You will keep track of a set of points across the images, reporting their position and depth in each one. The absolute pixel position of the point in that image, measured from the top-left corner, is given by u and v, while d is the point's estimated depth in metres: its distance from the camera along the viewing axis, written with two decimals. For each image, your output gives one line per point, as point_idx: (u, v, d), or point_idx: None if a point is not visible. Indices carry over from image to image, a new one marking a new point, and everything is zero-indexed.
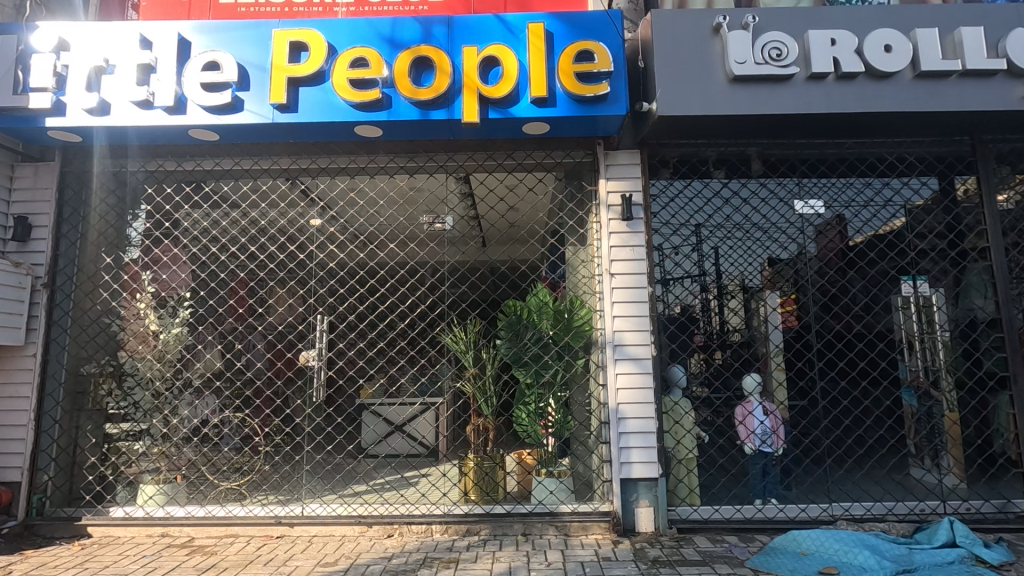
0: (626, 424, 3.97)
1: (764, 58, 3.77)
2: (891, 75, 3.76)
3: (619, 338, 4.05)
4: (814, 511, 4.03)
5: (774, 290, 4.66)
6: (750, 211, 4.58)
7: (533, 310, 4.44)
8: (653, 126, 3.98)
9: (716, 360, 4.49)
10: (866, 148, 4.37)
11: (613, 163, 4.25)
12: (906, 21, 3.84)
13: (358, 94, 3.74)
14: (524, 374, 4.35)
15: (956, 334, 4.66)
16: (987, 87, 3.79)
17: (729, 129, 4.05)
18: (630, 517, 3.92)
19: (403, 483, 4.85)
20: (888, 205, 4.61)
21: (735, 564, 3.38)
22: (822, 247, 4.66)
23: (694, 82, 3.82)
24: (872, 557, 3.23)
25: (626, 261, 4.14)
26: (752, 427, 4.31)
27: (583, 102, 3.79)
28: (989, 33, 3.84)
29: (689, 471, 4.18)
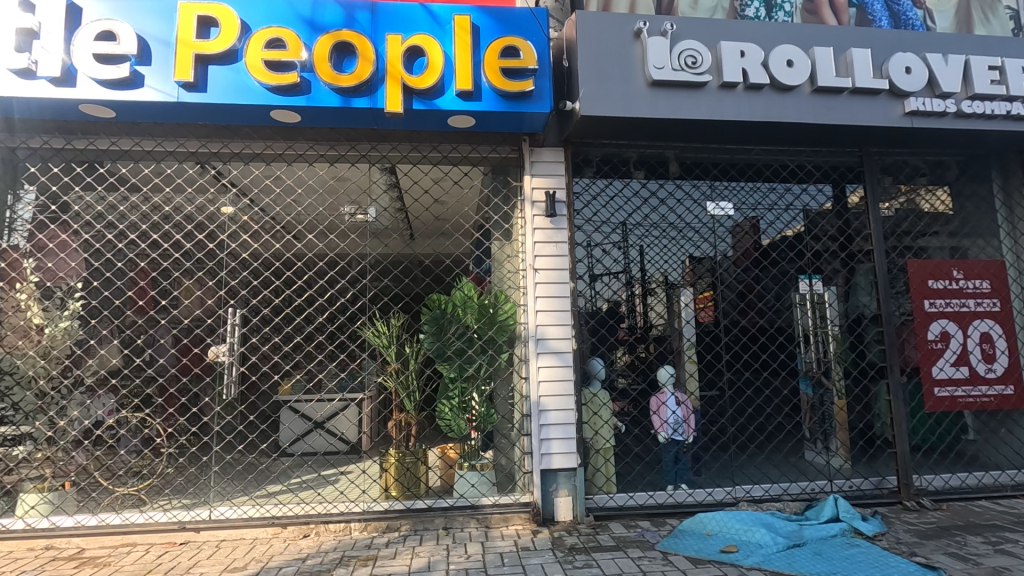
0: (547, 416, 4.05)
1: (680, 65, 3.95)
2: (793, 88, 4.05)
3: (541, 333, 4.13)
4: (719, 494, 4.29)
5: (690, 286, 4.90)
6: (667, 211, 4.79)
7: (458, 305, 4.45)
8: (577, 125, 4.06)
9: (639, 354, 4.74)
10: (772, 155, 4.69)
11: (538, 160, 4.32)
12: (806, 39, 4.15)
13: (274, 76, 3.57)
14: (448, 369, 4.35)
15: (844, 327, 5.17)
16: (872, 104, 4.17)
17: (649, 131, 4.21)
18: (550, 507, 4.02)
19: (321, 482, 4.70)
20: (790, 209, 4.97)
21: (646, 547, 3.54)
22: (735, 244, 4.96)
23: (616, 84, 3.94)
24: (767, 534, 3.51)
25: (550, 257, 4.21)
26: (665, 417, 4.52)
27: (509, 98, 3.81)
28: (877, 54, 4.22)
29: (606, 460, 4.36)
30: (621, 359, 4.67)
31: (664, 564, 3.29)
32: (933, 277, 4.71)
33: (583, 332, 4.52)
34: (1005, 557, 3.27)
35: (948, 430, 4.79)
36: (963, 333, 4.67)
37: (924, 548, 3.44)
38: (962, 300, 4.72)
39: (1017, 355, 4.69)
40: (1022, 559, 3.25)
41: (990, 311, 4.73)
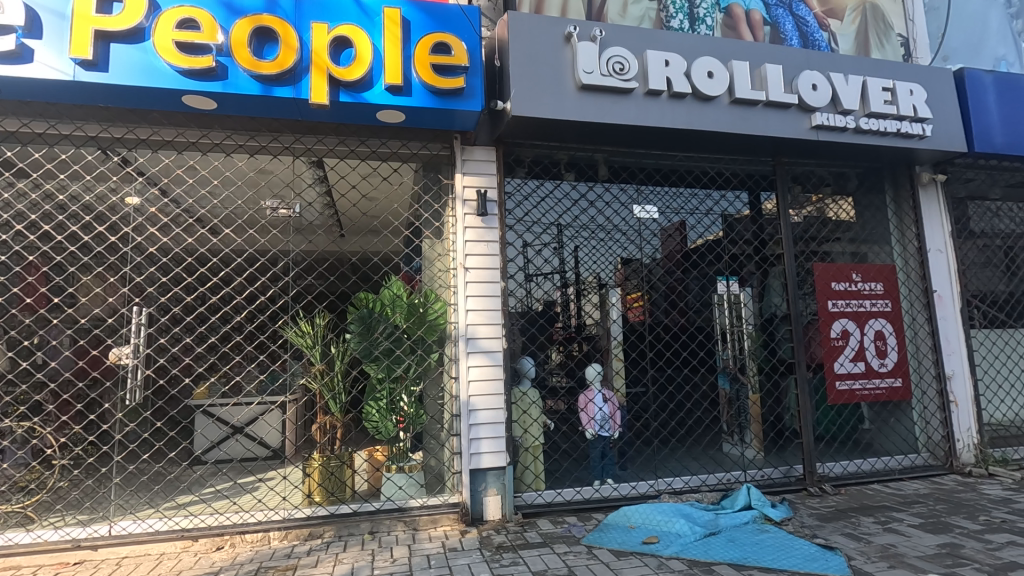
0: (477, 416, 4.04)
1: (608, 71, 4.06)
2: (712, 98, 4.26)
3: (472, 332, 4.11)
4: (643, 487, 4.45)
5: (620, 286, 5.03)
6: (596, 213, 4.91)
7: (386, 304, 4.37)
8: (508, 125, 4.07)
9: (575, 352, 4.85)
10: (693, 162, 4.92)
11: (469, 158, 4.31)
12: (725, 52, 4.38)
13: (186, 59, 3.34)
14: (375, 370, 4.25)
15: (758, 326, 5.49)
16: (784, 116, 4.46)
17: (579, 134, 4.30)
18: (478, 507, 4.00)
19: (238, 490, 4.45)
20: (710, 214, 5.23)
21: (572, 542, 3.60)
22: (666, 248, 5.15)
23: (547, 86, 3.99)
24: (686, 524, 3.69)
25: (481, 256, 4.20)
26: (593, 413, 4.67)
27: (440, 94, 3.76)
28: (788, 70, 4.51)
29: (535, 458, 4.40)
30: (551, 358, 4.72)
31: (588, 558, 3.36)
32: (836, 279, 5.11)
33: (520, 330, 4.56)
34: (892, 535, 3.59)
35: (847, 420, 5.15)
36: (860, 331, 5.09)
37: (824, 530, 3.72)
38: (859, 300, 5.13)
39: (904, 351, 5.18)
40: (906, 536, 3.58)
41: (883, 310, 5.18)
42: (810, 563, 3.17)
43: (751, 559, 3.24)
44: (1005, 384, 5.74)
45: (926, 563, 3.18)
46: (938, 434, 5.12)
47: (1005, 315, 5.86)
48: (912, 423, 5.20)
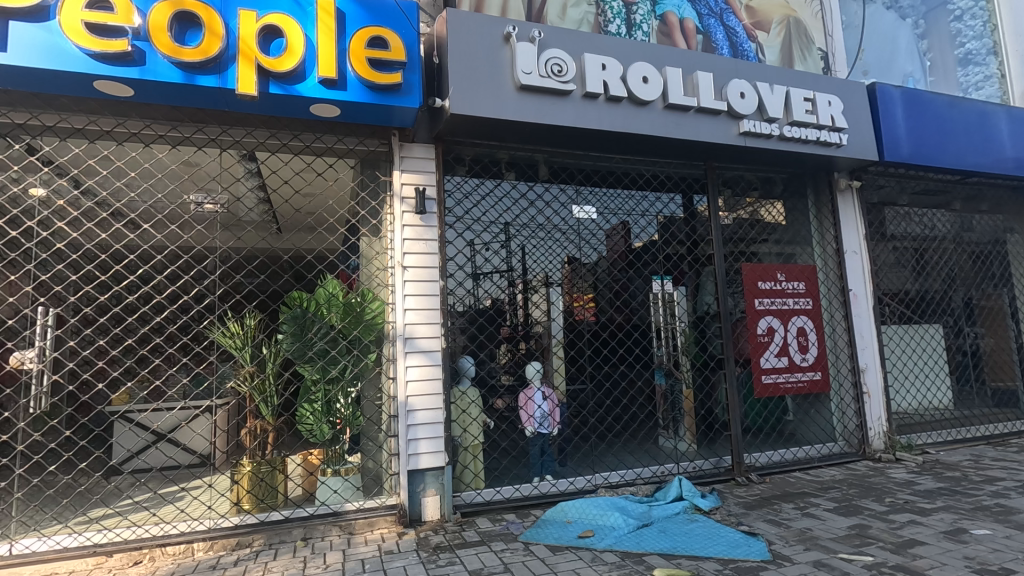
0: (415, 416, 4.00)
1: (547, 72, 4.10)
2: (648, 103, 4.39)
3: (410, 332, 4.06)
4: (580, 482, 4.53)
5: (569, 287, 5.18)
6: (538, 214, 4.95)
7: (321, 303, 4.25)
8: (447, 123, 4.04)
9: (520, 350, 4.92)
10: (630, 164, 5.06)
11: (408, 156, 4.26)
12: (660, 58, 4.52)
13: (98, 41, 3.13)
14: (309, 371, 4.12)
15: (691, 323, 5.69)
16: (714, 122, 4.65)
17: (519, 134, 4.32)
18: (417, 508, 3.96)
19: (161, 501, 4.22)
20: (646, 216, 5.37)
21: (509, 539, 3.63)
22: (610, 248, 5.32)
23: (486, 85, 3.99)
24: (620, 517, 3.79)
25: (420, 255, 4.17)
26: (532, 411, 4.70)
27: (376, 89, 3.69)
28: (718, 78, 4.71)
29: (474, 457, 4.41)
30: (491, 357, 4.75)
31: (524, 554, 3.39)
32: (762, 279, 5.38)
33: (464, 329, 4.55)
34: (809, 519, 3.83)
35: (772, 411, 5.44)
36: (784, 327, 5.38)
37: (749, 517, 3.91)
38: (783, 299, 5.43)
39: (824, 346, 5.51)
40: (821, 519, 3.82)
41: (805, 308, 5.49)
42: (734, 549, 3.32)
43: (681, 548, 3.36)
44: (911, 375, 6.24)
45: (837, 544, 3.41)
46: (852, 424, 5.48)
47: (912, 312, 6.37)
48: (830, 414, 5.55)
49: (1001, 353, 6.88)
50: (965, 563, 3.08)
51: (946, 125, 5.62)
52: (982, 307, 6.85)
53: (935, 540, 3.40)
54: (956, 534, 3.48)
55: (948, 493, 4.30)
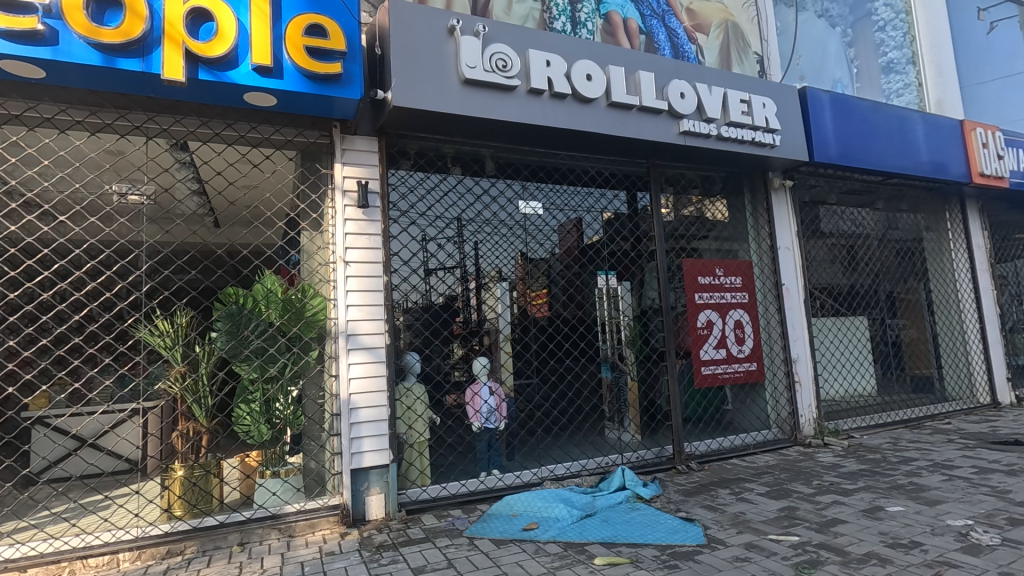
0: (358, 414, 3.92)
1: (491, 67, 4.09)
2: (591, 100, 4.45)
3: (352, 328, 3.98)
4: (527, 475, 4.58)
5: (527, 285, 5.27)
6: (494, 211, 5.01)
7: (259, 299, 4.09)
8: (390, 115, 3.97)
9: (474, 347, 5.00)
10: (575, 161, 5.13)
11: (350, 148, 4.15)
12: (604, 56, 4.58)
13: (4, 18, 2.90)
14: (246, 370, 3.97)
15: (635, 316, 5.82)
16: (655, 121, 4.77)
17: (464, 128, 4.29)
18: (361, 507, 3.89)
19: (83, 511, 3.97)
20: (591, 211, 5.47)
21: (454, 535, 3.62)
22: (564, 244, 5.40)
23: (430, 78, 3.94)
24: (564, 508, 3.85)
25: (363, 250, 4.09)
26: (478, 407, 4.73)
27: (315, 79, 3.58)
28: (660, 78, 4.82)
29: (420, 454, 4.40)
30: (436, 352, 4.76)
31: (468, 549, 3.39)
32: (702, 274, 5.57)
33: (418, 322, 4.62)
34: (743, 504, 4.00)
35: (711, 401, 5.64)
36: (722, 320, 5.59)
37: (687, 504, 4.05)
38: (721, 293, 5.63)
39: (759, 337, 5.77)
40: (754, 503, 4.01)
41: (741, 302, 5.73)
42: (671, 535, 3.44)
43: (621, 537, 3.45)
44: (838, 365, 6.63)
45: (768, 526, 3.58)
46: (785, 411, 5.77)
47: (841, 305, 6.74)
48: (765, 402, 5.82)
49: (919, 343, 7.37)
50: (880, 538, 3.30)
51: (870, 129, 5.97)
52: (903, 300, 7.33)
53: (855, 518, 3.63)
54: (873, 512, 3.72)
55: (869, 474, 4.60)
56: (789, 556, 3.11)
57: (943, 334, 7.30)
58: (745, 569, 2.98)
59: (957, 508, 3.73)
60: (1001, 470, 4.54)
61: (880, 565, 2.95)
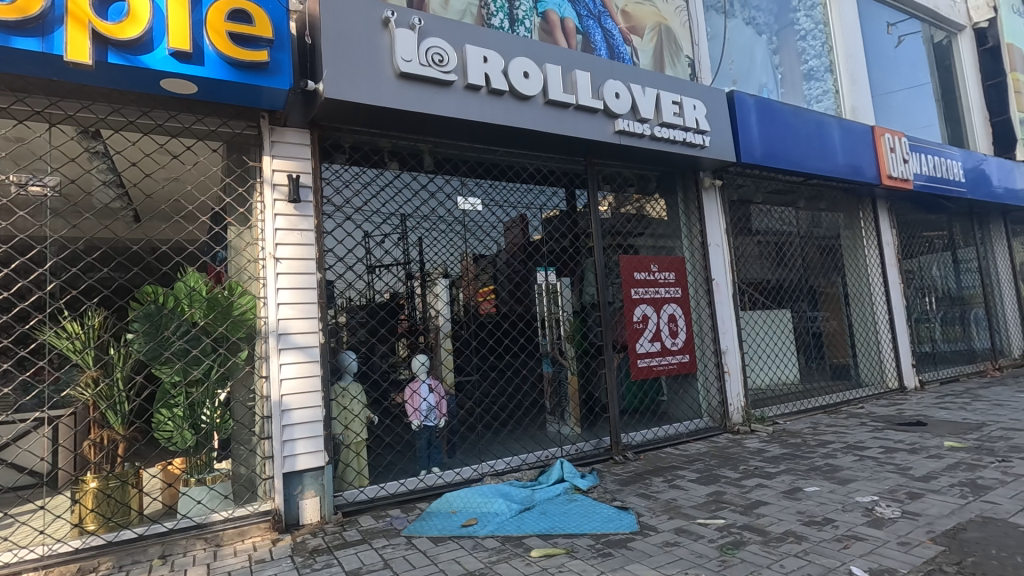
0: (291, 415, 3.79)
1: (427, 61, 4.04)
2: (528, 98, 4.49)
3: (284, 327, 3.84)
4: (467, 472, 4.58)
5: (476, 281, 5.36)
6: (435, 206, 4.98)
7: (181, 298, 3.87)
8: (321, 107, 3.85)
9: (419, 343, 5.05)
10: (514, 157, 5.16)
11: (279, 140, 4.00)
12: (541, 54, 4.62)
13: None
14: (167, 373, 3.76)
15: (574, 313, 5.98)
16: (592, 120, 4.86)
17: (399, 122, 4.22)
18: (294, 511, 3.76)
19: None
20: (531, 208, 5.51)
21: (392, 535, 3.57)
22: (509, 241, 5.45)
23: (363, 70, 3.84)
24: (503, 503, 3.88)
25: (295, 246, 3.95)
26: (417, 405, 4.75)
27: (240, 67, 3.42)
28: (596, 78, 4.92)
29: (357, 454, 4.31)
30: (382, 351, 4.73)
31: (406, 549, 3.35)
32: (638, 270, 5.73)
33: (365, 322, 4.62)
34: (675, 490, 4.17)
35: (648, 391, 5.80)
36: (657, 314, 5.77)
37: (623, 493, 4.17)
38: (656, 288, 5.82)
39: (691, 330, 6.01)
40: (685, 489, 4.18)
41: (674, 296, 5.94)
42: (606, 524, 3.53)
43: (558, 528, 3.51)
44: (764, 355, 7.01)
45: (697, 510, 3.74)
46: (716, 400, 6.04)
47: (767, 299, 7.11)
48: (697, 392, 6.07)
49: (838, 334, 7.88)
50: (797, 516, 3.52)
51: (792, 133, 6.33)
52: (824, 293, 7.81)
53: (776, 499, 3.85)
54: (793, 493, 3.96)
55: (790, 457, 4.89)
56: (715, 539, 3.27)
57: (858, 325, 7.85)
58: (674, 553, 3.10)
59: (865, 485, 4.03)
60: (904, 449, 4.94)
61: (796, 542, 3.14)
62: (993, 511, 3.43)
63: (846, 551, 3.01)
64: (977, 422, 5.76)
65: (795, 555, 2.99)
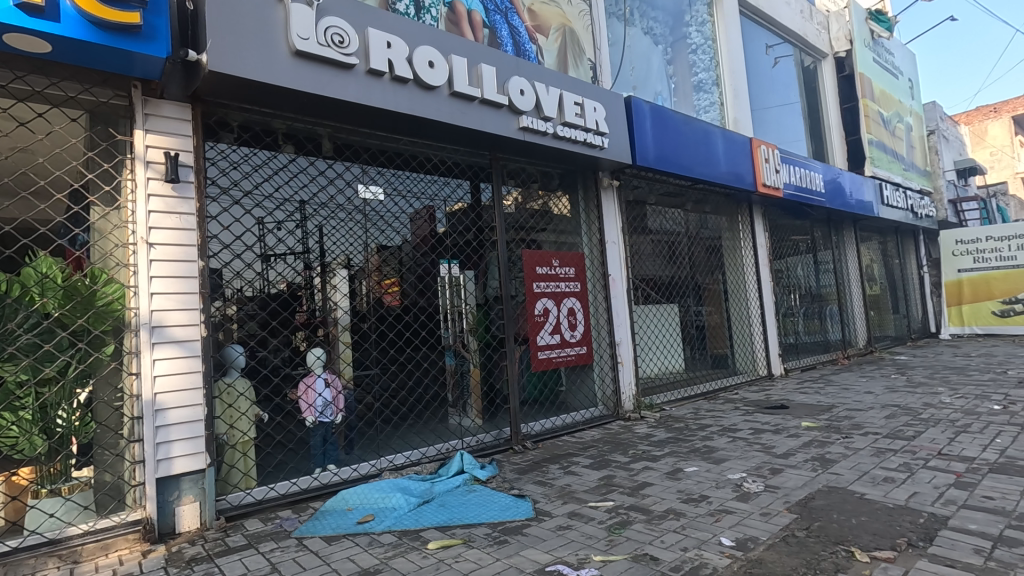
0: (165, 416, 3.47)
1: (327, 42, 3.86)
2: (434, 88, 4.44)
3: (158, 320, 3.50)
4: (364, 468, 4.45)
5: (380, 274, 5.26)
6: (335, 194, 4.79)
7: (30, 286, 3.38)
8: (206, 80, 3.54)
9: (319, 336, 4.82)
10: (419, 147, 5.08)
11: (154, 114, 3.62)
12: (447, 45, 4.58)
13: None
14: (11, 371, 3.25)
15: (478, 305, 6.00)
16: (497, 115, 4.91)
17: (295, 103, 4.00)
18: (168, 519, 3.47)
19: None
20: (434, 200, 5.45)
21: (281, 537, 3.40)
22: (413, 231, 5.36)
23: (254, 45, 3.59)
24: (401, 497, 3.83)
25: (172, 231, 3.61)
26: (312, 401, 4.55)
27: (105, 28, 3.05)
28: (501, 74, 4.97)
29: (244, 455, 4.05)
30: (284, 342, 4.56)
31: (296, 550, 3.21)
32: (541, 264, 5.88)
33: (256, 314, 4.32)
34: (569, 476, 4.35)
35: (547, 383, 5.99)
36: (557, 307, 5.96)
37: (520, 481, 4.29)
38: (557, 282, 6.00)
39: (588, 323, 6.27)
40: (579, 475, 4.38)
41: (574, 290, 6.16)
42: (503, 512, 3.61)
43: (456, 519, 3.54)
44: (653, 346, 7.51)
45: (589, 494, 3.94)
46: (610, 389, 6.37)
47: (658, 294, 7.60)
48: (593, 382, 6.36)
49: (718, 326, 8.62)
50: (677, 495, 3.82)
51: (682, 140, 6.80)
52: (708, 289, 8.49)
53: (660, 480, 4.15)
54: (675, 473, 4.29)
55: (674, 440, 5.28)
56: (604, 520, 3.46)
57: (734, 318, 8.65)
58: (566, 536, 3.24)
59: (736, 463, 4.47)
60: (769, 430, 5.53)
61: (675, 518, 3.41)
62: (837, 481, 3.94)
63: (717, 523, 3.32)
64: (827, 404, 6.58)
65: (674, 530, 3.25)
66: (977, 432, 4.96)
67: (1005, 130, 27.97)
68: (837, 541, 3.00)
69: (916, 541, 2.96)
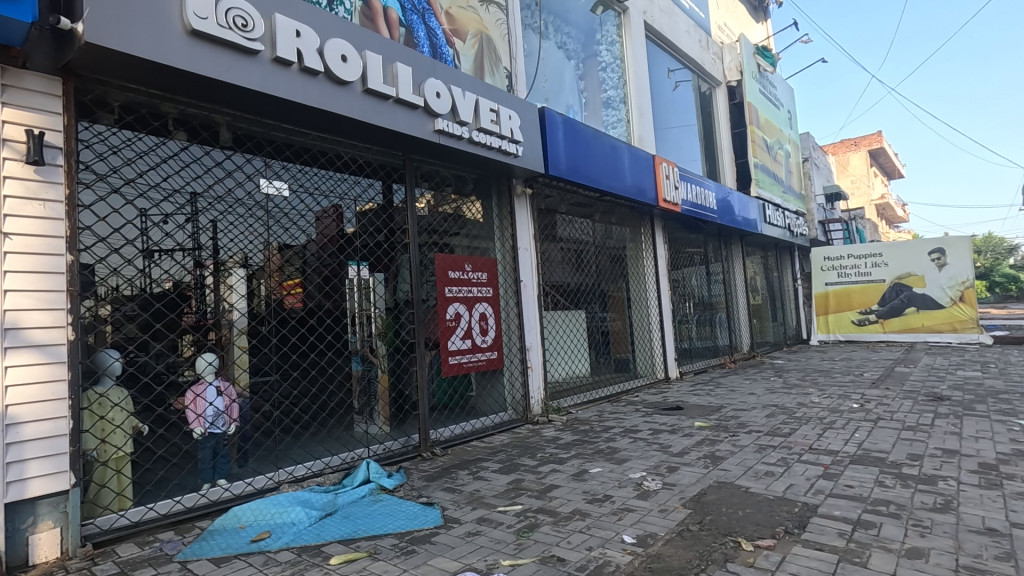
0: (19, 432, 3.02)
1: (228, 23, 3.58)
2: (346, 83, 4.27)
3: (13, 321, 3.05)
4: (259, 481, 4.15)
5: (280, 274, 5.00)
6: (234, 187, 4.45)
7: None
8: (81, 53, 3.14)
9: (208, 340, 4.53)
10: (328, 143, 4.81)
11: (14, 85, 3.15)
12: (361, 40, 4.43)
13: None
14: None
15: (387, 309, 5.87)
16: (411, 115, 4.81)
17: (189, 87, 3.66)
18: (18, 552, 3.00)
19: None
20: (342, 198, 5.19)
21: (160, 563, 3.07)
22: (319, 231, 5.15)
23: (142, 19, 3.25)
24: (301, 511, 3.62)
25: (32, 220, 3.16)
26: (202, 410, 4.20)
27: None
28: (417, 74, 4.88)
29: (118, 473, 3.70)
30: (170, 348, 4.20)
31: None
32: (453, 268, 5.81)
33: (135, 316, 3.95)
34: (478, 482, 4.34)
35: (457, 388, 6.02)
36: (469, 312, 5.92)
37: (429, 489, 4.21)
38: (469, 287, 5.96)
39: (499, 328, 6.30)
40: (488, 480, 4.38)
41: (486, 295, 6.17)
42: (411, 521, 3.53)
43: (360, 531, 3.40)
44: (562, 350, 7.71)
45: (497, 499, 3.95)
46: (519, 394, 6.45)
47: (567, 300, 7.82)
48: (503, 386, 6.42)
49: (621, 332, 8.97)
50: (582, 496, 3.94)
51: (591, 153, 7.08)
52: (612, 296, 8.90)
53: (567, 482, 4.26)
54: (580, 475, 4.42)
55: (579, 442, 5.45)
56: (513, 524, 3.48)
57: (636, 324, 9.11)
58: (475, 542, 3.22)
59: (637, 463, 4.69)
60: (667, 430, 5.86)
61: (581, 519, 3.51)
62: (725, 476, 4.26)
63: (620, 522, 3.46)
64: (717, 405, 7.11)
65: (580, 530, 3.34)
66: (840, 428, 5.58)
67: (863, 162, 32.00)
68: (726, 533, 3.24)
69: (791, 528, 3.27)
